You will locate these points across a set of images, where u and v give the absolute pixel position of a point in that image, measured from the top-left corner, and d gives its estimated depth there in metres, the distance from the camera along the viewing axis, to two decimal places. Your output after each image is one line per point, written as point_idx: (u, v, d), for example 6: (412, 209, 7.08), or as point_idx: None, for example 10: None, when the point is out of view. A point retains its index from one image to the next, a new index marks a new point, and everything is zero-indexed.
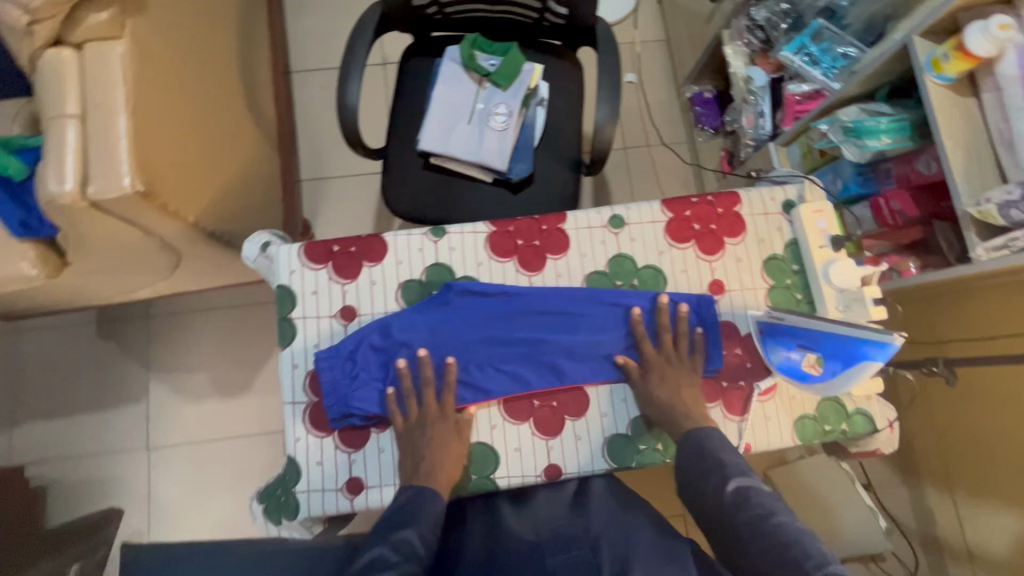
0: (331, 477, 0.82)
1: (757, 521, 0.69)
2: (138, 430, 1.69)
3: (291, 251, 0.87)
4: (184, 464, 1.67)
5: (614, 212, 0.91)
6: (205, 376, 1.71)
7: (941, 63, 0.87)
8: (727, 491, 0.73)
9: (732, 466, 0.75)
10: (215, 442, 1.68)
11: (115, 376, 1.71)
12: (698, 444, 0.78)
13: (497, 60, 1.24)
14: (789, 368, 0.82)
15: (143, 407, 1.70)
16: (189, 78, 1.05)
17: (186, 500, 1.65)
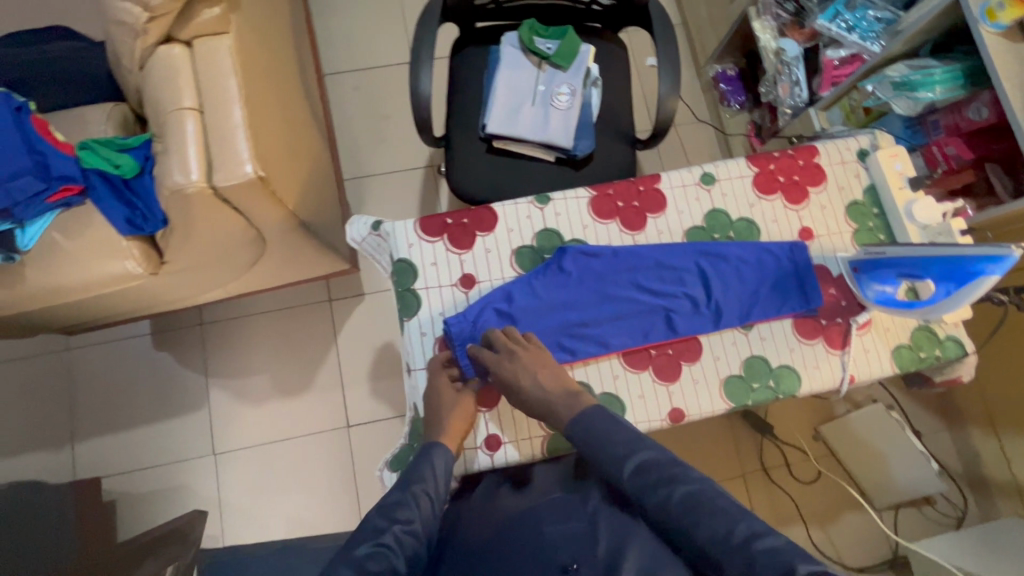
0: (468, 436, 0.87)
1: (669, 504, 0.66)
2: (201, 437, 1.69)
3: (406, 226, 0.91)
4: (251, 466, 1.68)
5: (704, 170, 0.97)
6: (265, 378, 1.72)
7: (996, 13, 0.95)
8: (629, 478, 0.70)
9: (630, 447, 0.72)
10: (281, 442, 1.69)
11: (173, 385, 1.71)
12: (592, 428, 0.75)
13: (554, 43, 1.29)
14: (887, 300, 0.88)
15: (204, 414, 1.70)
16: (272, 73, 1.08)
17: (256, 502, 1.66)
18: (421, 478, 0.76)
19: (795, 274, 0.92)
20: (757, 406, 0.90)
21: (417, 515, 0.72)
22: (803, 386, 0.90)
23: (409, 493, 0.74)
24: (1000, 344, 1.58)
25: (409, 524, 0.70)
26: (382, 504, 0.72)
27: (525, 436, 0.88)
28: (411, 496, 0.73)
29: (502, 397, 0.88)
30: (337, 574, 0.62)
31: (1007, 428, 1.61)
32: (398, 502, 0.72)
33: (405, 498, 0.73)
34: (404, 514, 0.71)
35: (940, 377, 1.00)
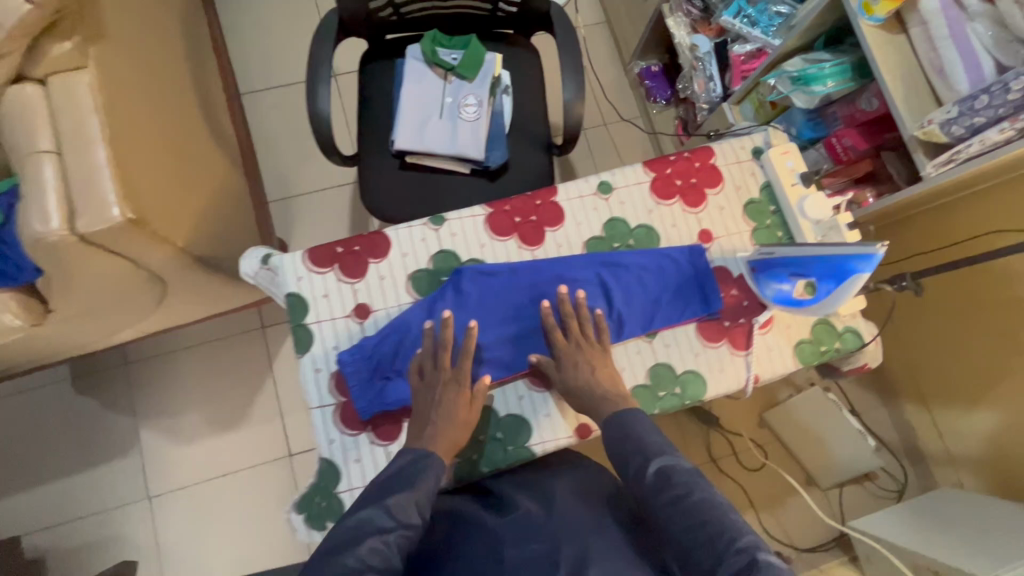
0: (371, 473, 0.83)
1: (678, 504, 0.69)
2: (136, 481, 1.62)
3: (294, 259, 0.88)
4: (191, 506, 1.61)
5: (601, 179, 0.96)
6: (198, 415, 1.66)
7: (871, 6, 0.95)
8: (649, 474, 0.73)
9: (654, 446, 0.75)
10: (221, 478, 1.64)
11: (101, 431, 1.63)
12: (627, 425, 0.78)
13: (458, 53, 1.26)
14: (783, 296, 0.89)
15: (137, 457, 1.63)
16: (153, 104, 1.02)
17: (199, 544, 1.60)
18: (424, 483, 0.73)
19: (695, 278, 0.92)
20: (665, 414, 0.90)
21: (416, 519, 0.70)
22: (710, 391, 0.91)
23: (414, 497, 0.71)
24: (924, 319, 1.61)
25: (408, 529, 0.69)
26: (383, 502, 0.70)
27: None
28: (413, 501, 0.71)
29: (403, 428, 0.84)
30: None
31: (937, 399, 1.65)
32: (399, 503, 0.70)
33: (407, 501, 0.71)
34: (404, 517, 0.69)
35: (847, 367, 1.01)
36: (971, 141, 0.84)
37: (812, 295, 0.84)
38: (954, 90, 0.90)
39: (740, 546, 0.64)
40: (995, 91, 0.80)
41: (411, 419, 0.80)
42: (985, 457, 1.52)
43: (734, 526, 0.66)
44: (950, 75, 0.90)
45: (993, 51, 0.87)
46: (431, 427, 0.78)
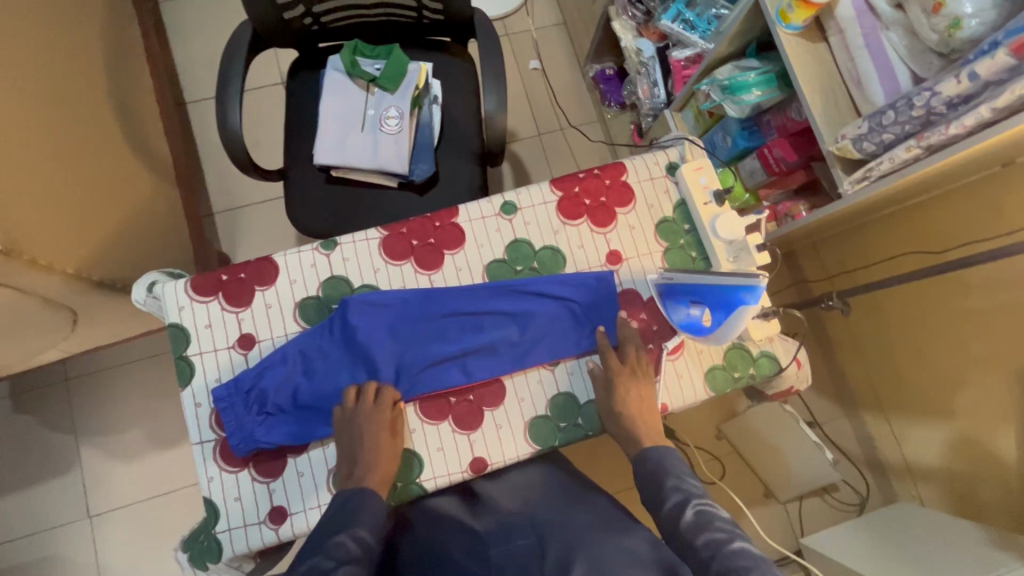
0: (252, 511, 0.80)
1: (714, 547, 0.65)
2: (59, 508, 1.50)
3: (176, 287, 0.84)
4: (117, 534, 1.49)
5: (505, 199, 0.92)
6: (126, 436, 1.55)
7: (788, 14, 0.90)
8: (684, 516, 0.70)
9: (693, 487, 0.73)
10: (146, 502, 1.51)
11: (23, 453, 1.52)
12: (659, 460, 0.77)
13: (381, 64, 1.22)
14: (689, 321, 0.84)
15: (58, 482, 1.51)
16: (44, 122, 0.98)
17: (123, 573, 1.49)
18: (362, 519, 0.71)
19: (596, 306, 0.88)
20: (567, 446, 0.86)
21: (362, 556, 0.67)
22: None
23: (351, 534, 0.69)
24: (868, 320, 1.48)
25: (354, 566, 0.66)
26: (324, 545, 0.67)
27: (313, 505, 0.81)
28: (353, 538, 0.69)
29: (287, 465, 0.81)
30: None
31: (895, 411, 1.48)
32: (339, 541, 0.67)
33: (348, 538, 0.68)
34: (347, 555, 0.66)
35: (773, 390, 0.98)
36: (882, 158, 0.80)
37: (710, 323, 0.80)
38: (870, 102, 0.86)
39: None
40: (901, 106, 0.75)
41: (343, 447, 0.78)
42: (946, 469, 1.35)
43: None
44: (866, 86, 0.86)
45: (908, 63, 0.81)
46: (361, 461, 0.76)
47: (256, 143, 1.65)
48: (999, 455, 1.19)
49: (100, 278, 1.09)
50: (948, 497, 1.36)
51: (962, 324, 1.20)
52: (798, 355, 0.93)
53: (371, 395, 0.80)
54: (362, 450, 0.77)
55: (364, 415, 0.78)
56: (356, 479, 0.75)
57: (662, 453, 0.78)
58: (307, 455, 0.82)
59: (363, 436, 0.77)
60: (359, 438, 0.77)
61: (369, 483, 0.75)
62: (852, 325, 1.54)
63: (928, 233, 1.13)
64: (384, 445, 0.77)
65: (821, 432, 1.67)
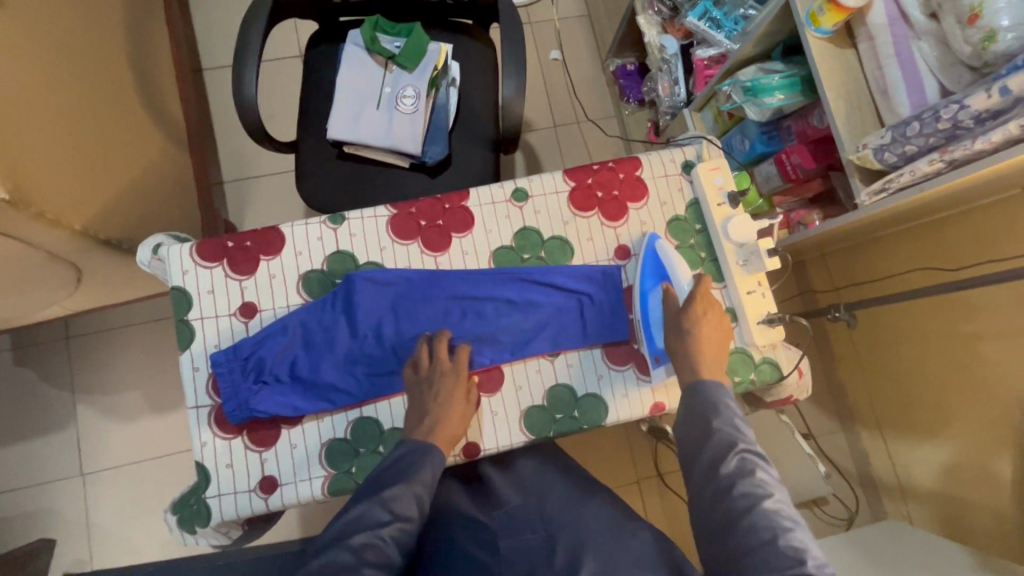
0: (243, 479, 0.80)
1: (751, 502, 0.64)
2: (47, 463, 1.51)
3: (181, 251, 0.84)
4: (103, 493, 1.50)
5: (517, 185, 0.91)
6: (118, 398, 1.55)
7: (818, 17, 0.88)
8: (729, 461, 0.67)
9: (743, 433, 0.70)
10: (135, 464, 1.52)
11: (16, 408, 1.53)
12: (709, 398, 0.73)
13: (401, 42, 1.21)
14: (656, 268, 0.86)
15: (48, 439, 1.52)
16: (60, 77, 0.97)
17: (104, 535, 1.48)
18: (421, 477, 0.73)
19: (598, 301, 0.87)
20: (562, 437, 0.86)
21: (416, 514, 0.71)
22: (609, 416, 0.86)
23: (409, 490, 0.71)
24: (867, 335, 1.48)
25: (407, 523, 0.69)
26: (382, 493, 0.71)
27: (305, 477, 0.81)
28: (411, 494, 0.71)
29: (280, 436, 0.81)
30: (337, 560, 0.64)
31: (892, 429, 1.46)
32: (397, 496, 0.70)
33: (405, 494, 0.71)
34: (403, 510, 0.70)
35: (771, 398, 0.97)
36: (902, 170, 0.79)
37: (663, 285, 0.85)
38: (895, 113, 0.84)
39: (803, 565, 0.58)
40: (927, 118, 0.74)
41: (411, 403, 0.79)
42: (939, 490, 1.34)
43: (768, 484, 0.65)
44: (893, 97, 0.84)
45: (937, 74, 0.80)
46: (430, 417, 0.77)
47: (270, 115, 1.64)
48: (994, 479, 1.18)
49: (106, 237, 1.09)
50: (938, 519, 1.35)
51: (967, 347, 1.19)
52: (800, 364, 0.92)
53: (445, 356, 0.81)
54: (431, 409, 0.77)
55: (441, 376, 0.79)
56: (422, 433, 0.76)
57: (715, 391, 0.74)
58: (302, 428, 0.82)
59: (437, 393, 0.78)
60: (429, 395, 0.78)
61: (435, 443, 0.76)
62: (851, 337, 1.54)
63: (936, 249, 1.13)
64: (455, 405, 0.78)
65: (814, 443, 1.67)
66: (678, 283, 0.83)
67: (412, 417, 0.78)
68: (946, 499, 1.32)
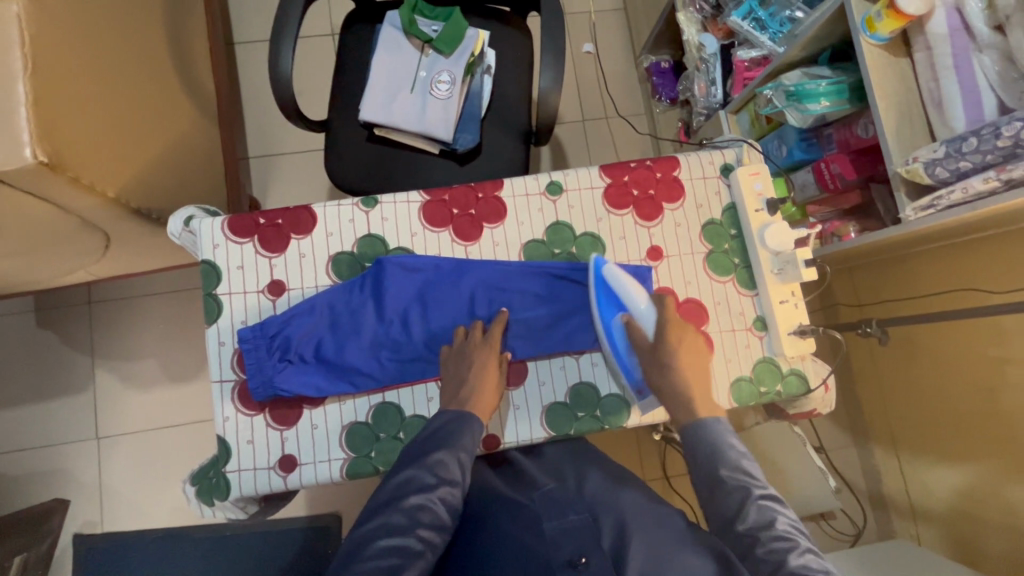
0: (263, 456, 0.80)
1: (777, 558, 0.62)
2: (63, 425, 1.53)
3: (213, 225, 0.84)
4: (117, 458, 1.52)
5: (552, 178, 0.90)
6: (136, 365, 1.56)
7: (875, 22, 0.85)
8: (746, 513, 0.66)
9: (756, 480, 0.69)
10: (150, 431, 1.54)
11: (36, 370, 1.55)
12: (714, 442, 0.72)
13: (439, 25, 1.20)
14: (608, 294, 0.83)
15: (65, 402, 1.54)
16: (100, 42, 0.97)
17: (115, 499, 1.50)
18: (465, 444, 0.73)
19: None
20: (582, 436, 0.85)
21: (461, 477, 0.71)
22: (631, 419, 0.85)
23: (453, 456, 0.71)
24: (889, 353, 1.45)
25: (454, 487, 0.70)
26: (426, 458, 0.71)
27: (324, 458, 0.81)
28: (455, 459, 0.72)
29: (302, 416, 0.81)
30: (390, 521, 0.66)
31: (908, 449, 1.44)
32: (442, 461, 0.71)
33: (450, 459, 0.71)
34: (448, 474, 0.70)
35: (794, 410, 0.95)
36: (953, 187, 0.76)
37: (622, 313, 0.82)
38: (948, 127, 0.82)
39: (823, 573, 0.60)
40: (986, 133, 0.72)
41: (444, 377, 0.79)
42: (953, 515, 1.31)
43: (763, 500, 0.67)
44: (948, 110, 0.81)
45: (997, 89, 0.77)
46: (466, 387, 0.77)
47: (299, 93, 1.64)
48: (1009, 507, 1.16)
49: (137, 207, 1.09)
50: (947, 541, 1.33)
51: (993, 372, 1.16)
52: (828, 379, 0.90)
53: (479, 332, 0.81)
54: (467, 380, 0.77)
55: (473, 347, 0.80)
56: (459, 402, 0.76)
57: (720, 431, 0.73)
58: (325, 409, 0.82)
59: (471, 364, 0.78)
60: (465, 366, 0.78)
61: (473, 411, 0.76)
62: (871, 354, 1.52)
63: (974, 271, 1.10)
64: (489, 376, 0.77)
65: (826, 458, 1.65)
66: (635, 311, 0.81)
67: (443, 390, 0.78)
68: (959, 525, 1.30)
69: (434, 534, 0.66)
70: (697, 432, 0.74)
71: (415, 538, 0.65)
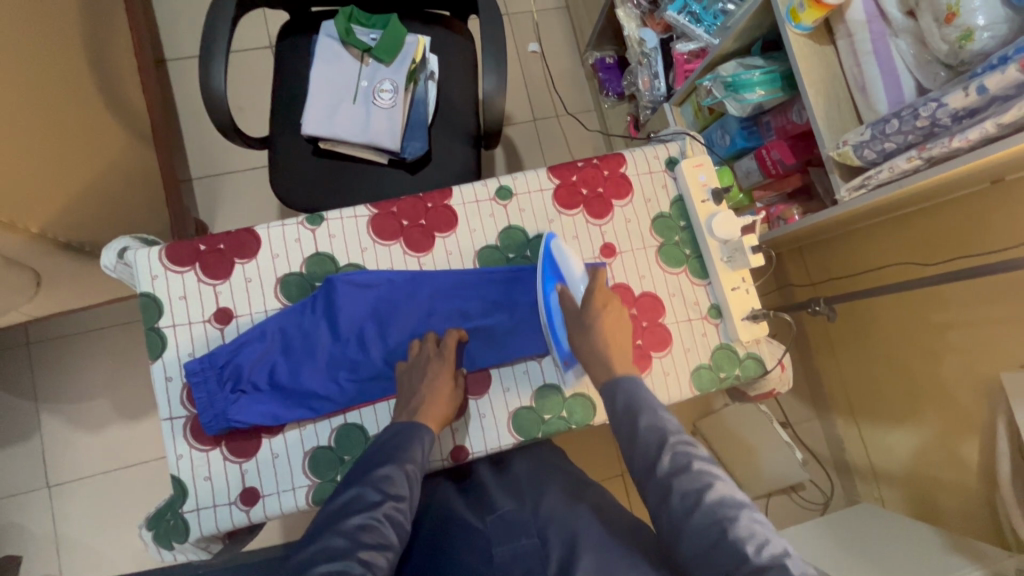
0: (222, 491, 0.77)
1: (692, 499, 0.62)
2: (11, 476, 1.44)
3: (150, 255, 0.80)
4: (74, 504, 1.44)
5: (500, 183, 0.89)
6: (88, 405, 1.48)
7: (799, 13, 0.88)
8: (662, 459, 0.65)
9: (670, 424, 0.68)
10: (108, 473, 1.46)
11: None
12: (631, 393, 0.71)
13: (378, 34, 1.18)
14: (553, 269, 0.83)
15: (10, 451, 1.45)
16: (12, 70, 0.91)
17: (76, 548, 1.42)
18: (412, 456, 0.71)
19: None
20: (549, 438, 0.85)
21: (408, 492, 0.69)
22: (598, 416, 0.86)
23: (400, 469, 0.70)
24: (842, 328, 1.51)
25: (400, 502, 0.67)
26: (371, 475, 0.69)
27: (288, 487, 0.78)
28: (402, 473, 0.70)
29: (261, 446, 0.78)
30: (331, 545, 0.61)
31: (866, 416, 1.50)
32: (388, 475, 0.69)
33: (396, 472, 0.69)
34: (394, 489, 0.68)
35: (754, 392, 0.98)
36: (881, 166, 0.80)
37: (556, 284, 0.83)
38: (874, 110, 0.86)
39: (751, 544, 0.58)
40: (905, 115, 0.75)
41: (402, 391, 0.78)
42: (911, 477, 1.38)
43: (696, 459, 0.65)
44: (872, 94, 0.85)
45: (914, 71, 0.81)
46: (417, 399, 0.76)
47: (239, 109, 1.58)
48: (960, 460, 1.23)
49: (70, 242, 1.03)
50: (907, 499, 1.40)
51: (936, 338, 1.23)
52: (783, 358, 0.93)
53: (433, 345, 0.80)
54: (420, 391, 0.76)
55: (426, 361, 0.79)
56: (409, 413, 0.75)
57: (636, 384, 0.73)
58: (285, 437, 0.79)
59: (425, 375, 0.77)
60: (419, 380, 0.77)
61: (424, 422, 0.75)
62: (827, 330, 1.57)
63: (913, 244, 1.15)
64: (441, 388, 0.77)
65: (791, 432, 1.70)
66: (573, 282, 0.83)
67: (398, 404, 0.78)
68: (917, 485, 1.36)
69: (379, 555, 0.61)
70: (615, 389, 0.73)
71: (356, 561, 0.60)
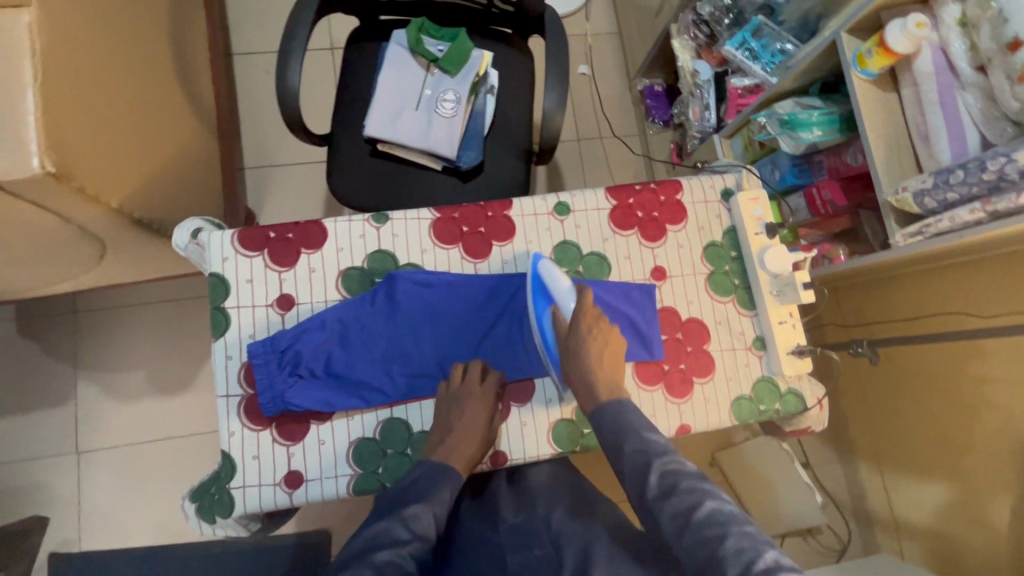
0: (269, 471, 0.79)
1: (683, 518, 0.61)
2: (45, 437, 1.48)
3: (223, 237, 0.84)
4: (101, 470, 1.48)
5: (559, 199, 0.92)
6: (125, 376, 1.53)
7: (865, 59, 0.90)
8: (648, 480, 0.65)
9: (655, 445, 0.67)
10: (138, 443, 1.50)
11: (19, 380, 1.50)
12: (618, 415, 0.71)
13: (444, 46, 1.22)
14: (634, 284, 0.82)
15: (48, 413, 1.49)
16: (109, 53, 0.97)
17: (99, 514, 1.45)
18: (441, 496, 0.72)
19: (636, 325, 0.88)
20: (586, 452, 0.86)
21: (434, 534, 0.70)
22: None
23: (427, 509, 0.71)
24: (873, 373, 1.49)
25: (425, 543, 0.68)
26: (401, 511, 0.70)
27: (331, 475, 0.80)
28: (429, 513, 0.71)
29: (310, 431, 0.81)
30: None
31: (891, 464, 1.48)
32: (417, 514, 0.69)
33: (425, 512, 0.70)
34: (422, 529, 0.69)
35: (789, 428, 0.97)
36: (942, 216, 0.81)
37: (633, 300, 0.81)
38: (935, 160, 0.87)
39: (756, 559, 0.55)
40: (972, 167, 0.76)
41: (445, 416, 0.79)
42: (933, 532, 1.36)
43: (687, 477, 0.64)
44: (934, 144, 0.86)
45: (980, 126, 0.83)
46: (452, 436, 0.77)
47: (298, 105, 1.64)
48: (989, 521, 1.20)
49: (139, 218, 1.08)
50: (928, 554, 1.37)
51: (973, 393, 1.21)
52: (823, 398, 0.93)
53: (476, 377, 0.81)
54: (456, 426, 0.77)
55: (466, 394, 0.79)
56: (441, 454, 0.76)
57: (623, 407, 0.72)
58: (333, 424, 0.82)
59: (463, 411, 0.78)
60: (456, 415, 0.78)
61: (454, 466, 0.76)
62: (856, 373, 1.56)
63: (956, 294, 1.15)
64: (477, 426, 0.78)
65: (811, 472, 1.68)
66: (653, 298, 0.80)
67: (436, 430, 0.79)
68: (939, 541, 1.34)
69: None
70: (607, 413, 0.73)
71: None
